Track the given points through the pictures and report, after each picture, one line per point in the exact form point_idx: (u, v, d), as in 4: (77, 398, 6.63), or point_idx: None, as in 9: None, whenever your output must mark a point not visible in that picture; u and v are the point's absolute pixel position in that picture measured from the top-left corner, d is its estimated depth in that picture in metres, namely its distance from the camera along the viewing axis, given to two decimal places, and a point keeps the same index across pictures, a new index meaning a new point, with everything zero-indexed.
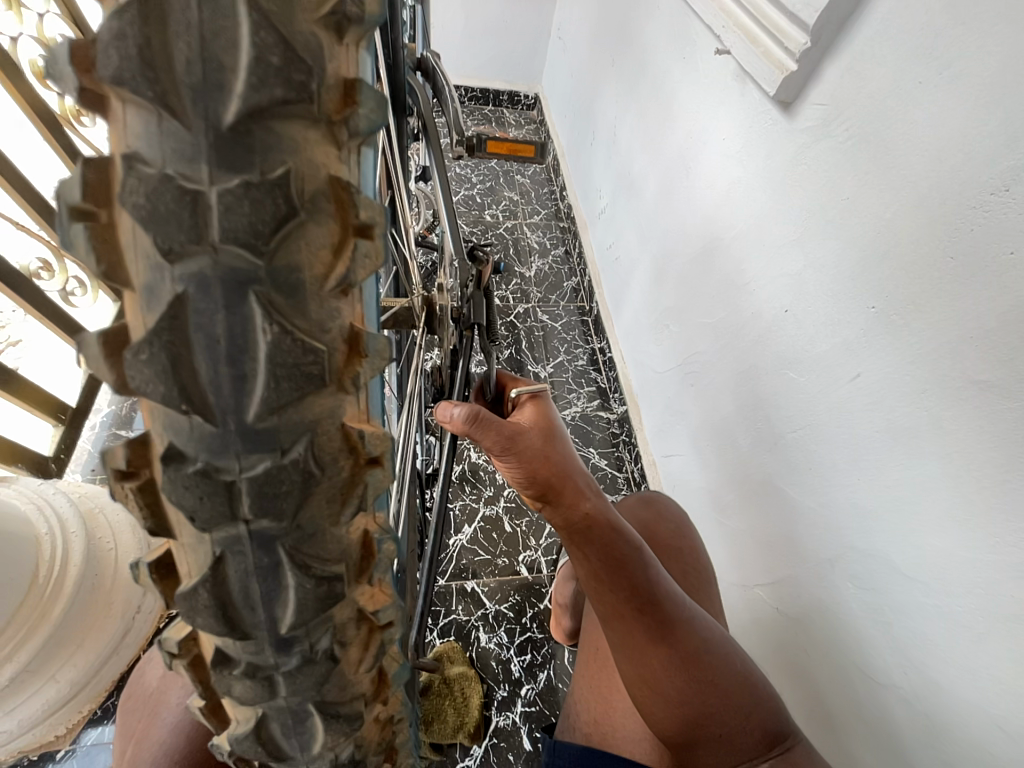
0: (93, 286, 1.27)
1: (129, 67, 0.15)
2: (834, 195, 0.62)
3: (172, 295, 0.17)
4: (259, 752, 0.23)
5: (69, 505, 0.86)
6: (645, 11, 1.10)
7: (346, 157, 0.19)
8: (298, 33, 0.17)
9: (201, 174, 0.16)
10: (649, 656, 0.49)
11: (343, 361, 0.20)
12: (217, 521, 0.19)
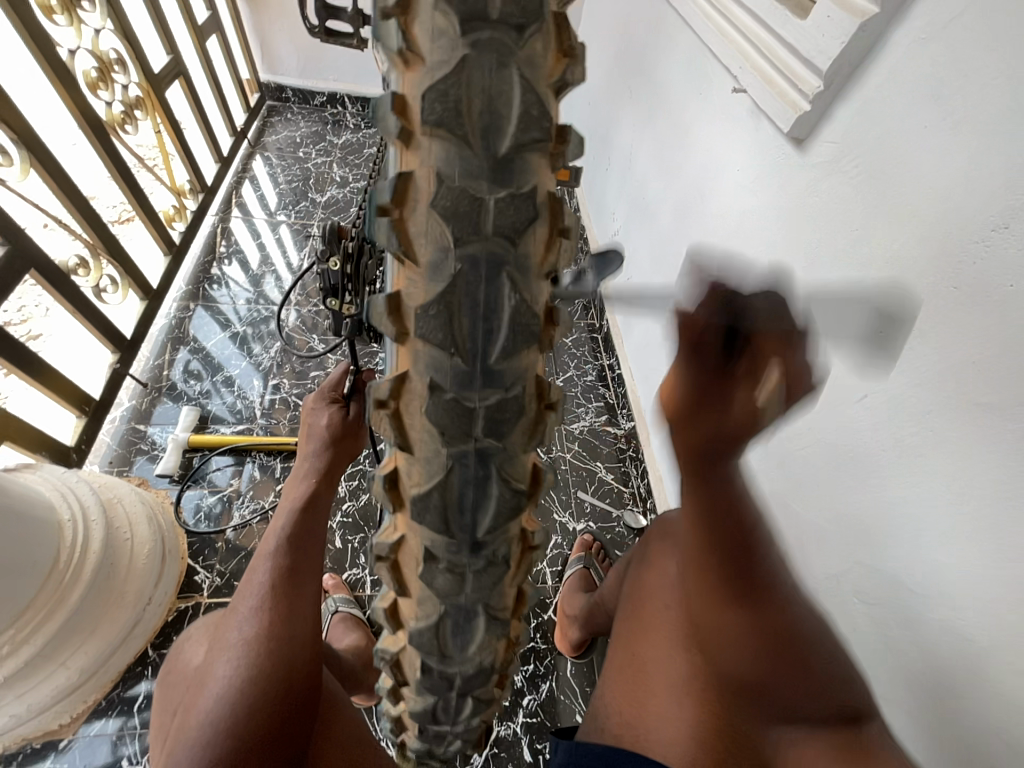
0: (124, 285, 1.33)
1: (446, 115, 0.20)
2: (845, 228, 0.68)
3: (452, 271, 0.22)
4: (436, 640, 0.31)
5: (91, 495, 1.03)
6: (662, 50, 1.19)
7: (555, 178, 0.23)
8: (542, 93, 0.21)
9: (482, 186, 0.21)
10: (726, 619, 0.49)
11: (545, 328, 0.25)
12: (453, 436, 0.25)
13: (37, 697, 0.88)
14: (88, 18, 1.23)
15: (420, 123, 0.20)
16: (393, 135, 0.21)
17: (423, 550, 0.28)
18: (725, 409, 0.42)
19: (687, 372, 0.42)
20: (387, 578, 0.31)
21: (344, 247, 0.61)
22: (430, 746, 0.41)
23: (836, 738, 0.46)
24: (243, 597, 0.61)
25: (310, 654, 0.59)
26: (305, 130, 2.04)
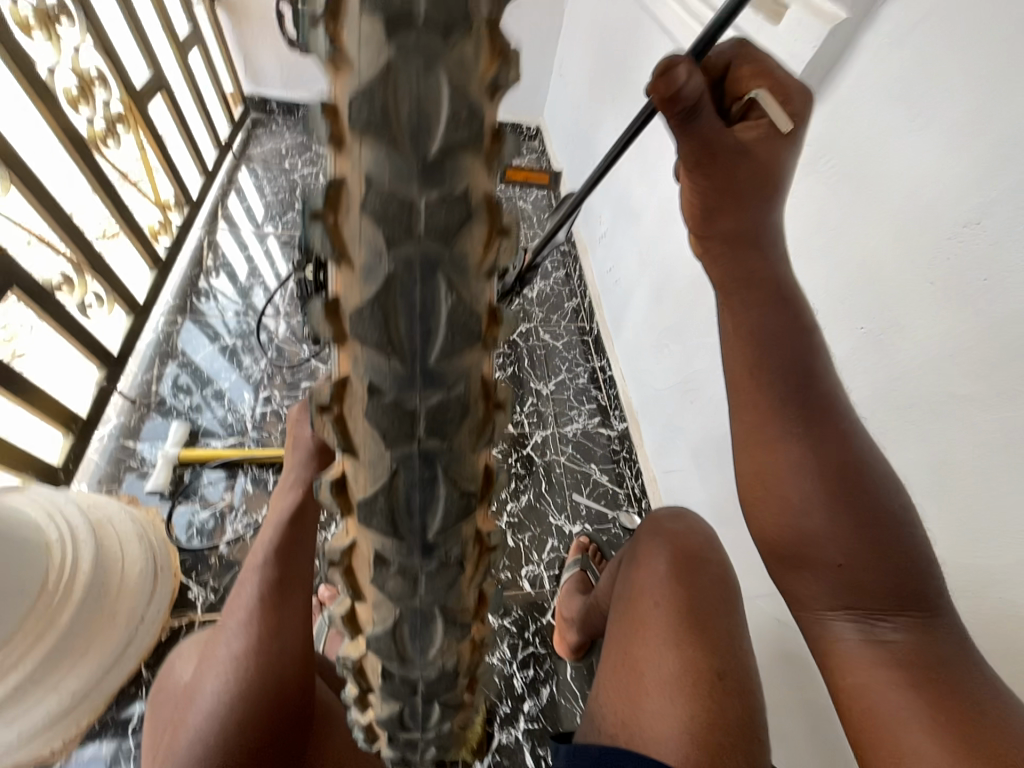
0: (110, 299, 1.32)
1: (371, 117, 0.20)
2: (822, 226, 0.69)
3: (385, 273, 0.22)
4: (394, 646, 0.31)
5: (79, 514, 1.00)
6: (642, 52, 1.20)
7: (495, 178, 0.23)
8: (474, 91, 0.20)
9: (412, 189, 0.21)
10: (780, 444, 0.50)
11: (487, 328, 0.25)
12: (397, 438, 0.25)
13: (28, 723, 0.87)
14: (67, 36, 1.22)
15: (347, 125, 0.20)
16: (323, 138, 0.21)
17: (374, 554, 0.28)
18: (747, 195, 0.49)
19: (702, 183, 0.48)
20: (343, 583, 0.31)
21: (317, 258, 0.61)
22: (404, 752, 0.41)
23: (904, 643, 0.46)
24: (234, 610, 0.61)
25: (299, 666, 0.58)
26: (290, 141, 2.04)
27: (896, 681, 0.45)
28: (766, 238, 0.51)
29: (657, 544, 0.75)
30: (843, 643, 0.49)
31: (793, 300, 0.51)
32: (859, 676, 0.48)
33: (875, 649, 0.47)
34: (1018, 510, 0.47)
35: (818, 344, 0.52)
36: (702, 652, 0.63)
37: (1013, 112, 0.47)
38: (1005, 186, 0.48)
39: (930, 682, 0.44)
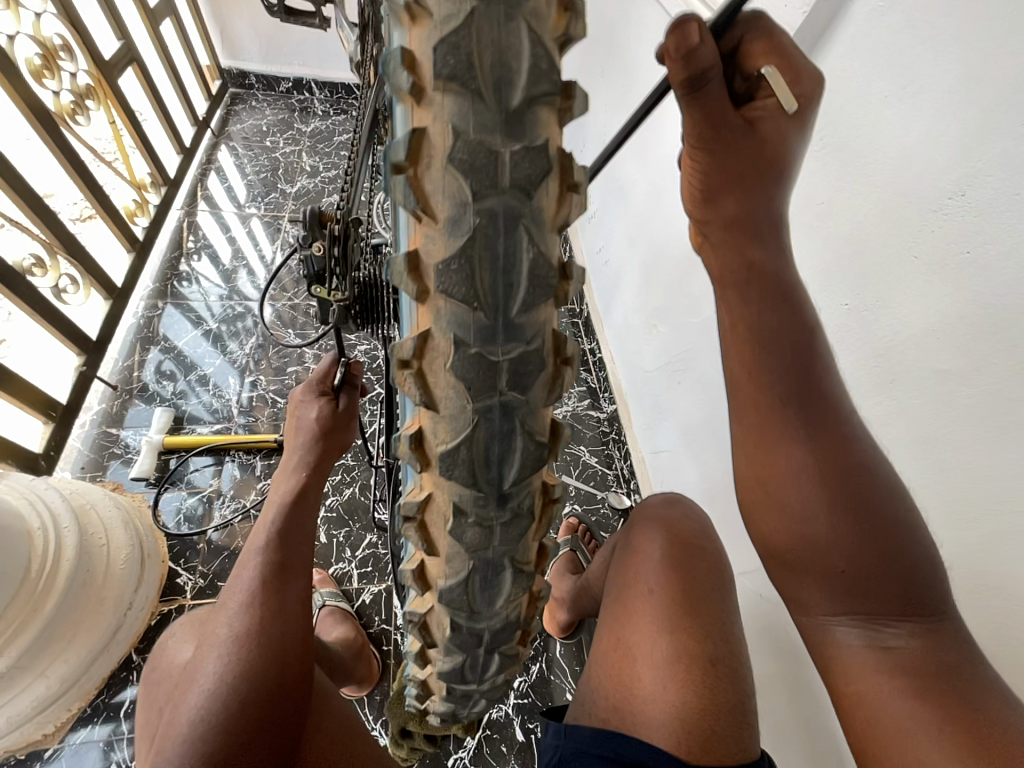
0: (86, 284, 1.27)
1: (458, 70, 0.21)
2: (812, 203, 0.70)
3: (471, 224, 0.22)
4: (465, 596, 0.32)
5: (61, 501, 0.99)
6: (633, 27, 1.18)
7: (565, 132, 0.24)
8: (548, 42, 0.21)
9: (498, 140, 0.22)
10: (783, 451, 0.47)
11: (560, 283, 0.26)
12: (479, 391, 0.26)
13: (18, 708, 0.87)
14: (27, 1, 1.16)
15: (433, 78, 0.21)
16: (404, 91, 0.21)
17: (451, 506, 0.29)
18: (751, 179, 0.47)
19: (706, 162, 0.46)
20: (415, 538, 0.31)
21: (328, 230, 0.58)
22: (455, 706, 0.42)
23: (910, 650, 0.45)
24: (234, 591, 0.61)
25: (300, 646, 0.59)
26: (270, 118, 1.95)
27: (896, 689, 0.44)
28: (766, 228, 0.49)
29: (649, 528, 0.77)
30: (844, 648, 0.48)
31: (794, 297, 0.48)
32: (860, 682, 0.47)
33: (877, 655, 0.46)
34: (995, 473, 0.50)
35: (820, 342, 0.49)
36: (694, 639, 0.66)
37: (1001, 82, 0.48)
38: (985, 163, 0.50)
39: (930, 687, 0.43)
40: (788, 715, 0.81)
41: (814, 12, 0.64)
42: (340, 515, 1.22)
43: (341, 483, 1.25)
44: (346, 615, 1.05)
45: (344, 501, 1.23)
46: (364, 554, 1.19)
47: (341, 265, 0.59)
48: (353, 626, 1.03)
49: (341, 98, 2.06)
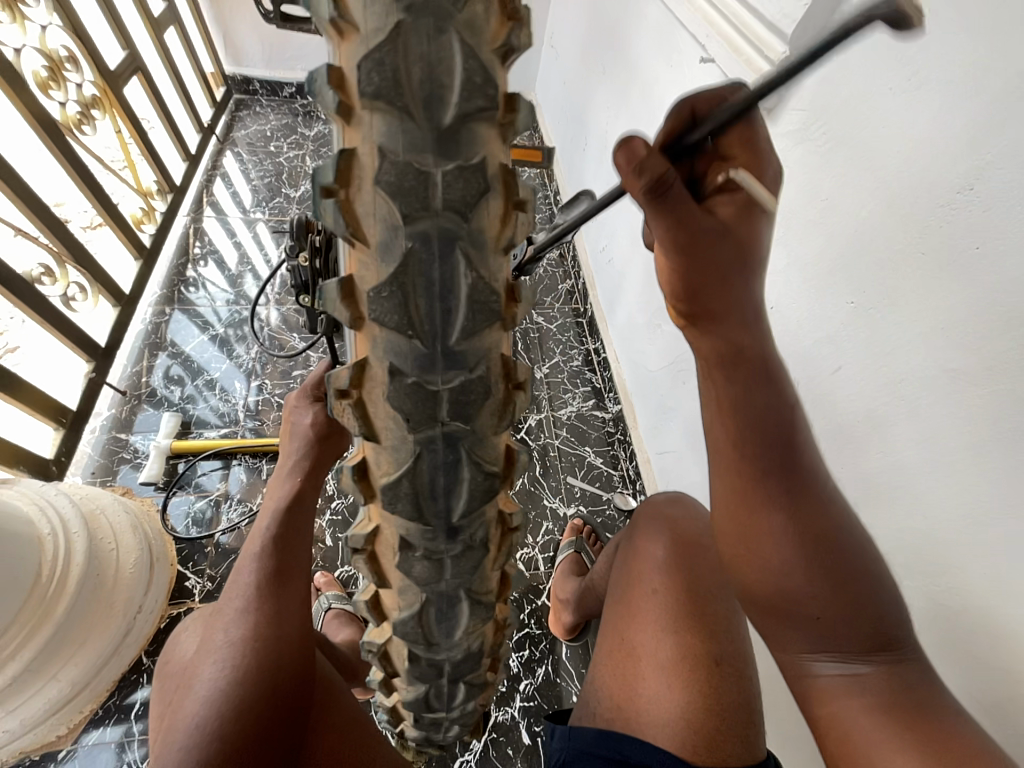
0: (94, 291, 1.29)
1: (385, 86, 0.21)
2: (815, 197, 0.68)
3: (403, 249, 0.24)
4: (420, 629, 0.34)
5: (71, 507, 1.01)
6: (633, 20, 1.16)
7: (506, 148, 0.25)
8: (487, 59, 0.22)
9: (428, 160, 0.23)
10: (763, 512, 0.46)
11: (506, 305, 0.27)
12: (420, 422, 0.27)
13: (30, 712, 0.88)
14: (32, 15, 1.17)
15: (358, 96, 0.22)
16: (333, 109, 0.23)
17: (398, 540, 0.31)
18: (726, 276, 0.44)
19: (682, 266, 0.43)
20: (366, 571, 0.34)
21: (311, 240, 0.59)
22: (428, 731, 0.44)
23: (879, 681, 0.44)
24: (231, 596, 0.61)
25: (296, 648, 0.59)
26: (275, 123, 1.97)
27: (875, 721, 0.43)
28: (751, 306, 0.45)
29: (653, 528, 0.76)
30: (821, 680, 0.46)
31: (772, 371, 0.46)
32: (839, 713, 0.45)
33: (852, 687, 0.45)
34: (1006, 479, 0.48)
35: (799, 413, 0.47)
36: (698, 637, 0.64)
37: (1010, 67, 0.46)
38: (996, 151, 0.47)
39: (912, 725, 0.42)
40: (793, 720, 0.79)
41: (815, 3, 0.63)
42: (345, 518, 1.22)
43: None
44: (352, 617, 1.05)
45: (349, 504, 1.23)
46: None
47: (323, 276, 0.59)
48: (358, 629, 1.03)
49: None
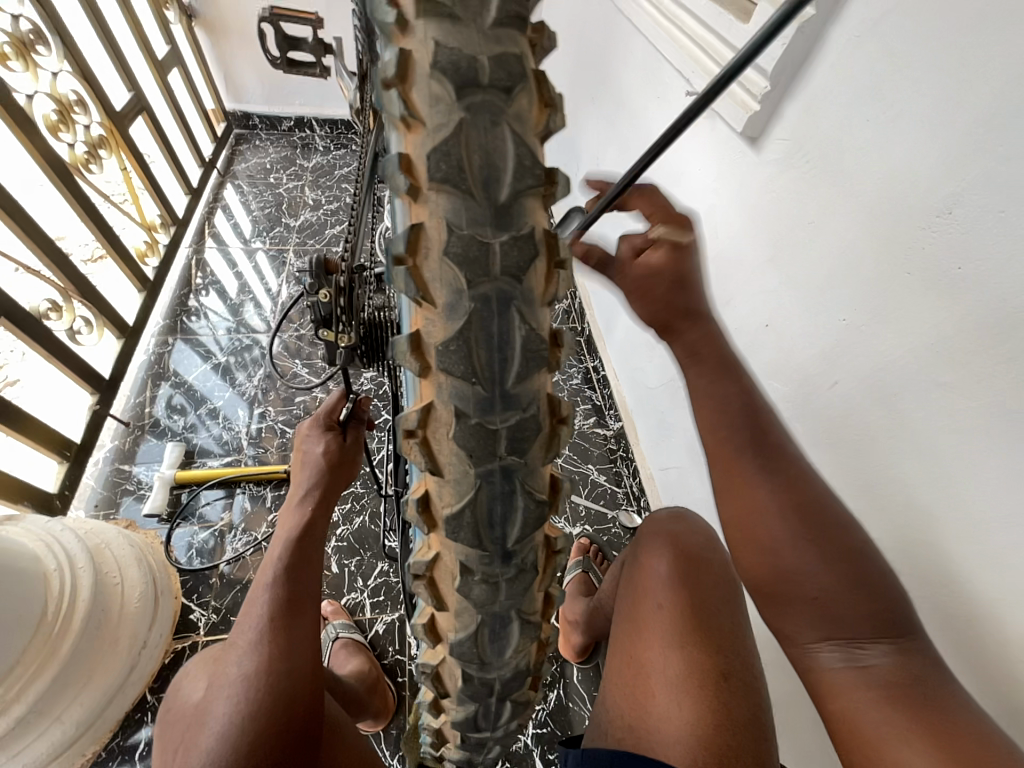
0: (99, 324, 1.31)
1: (451, 174, 0.27)
2: (802, 222, 0.72)
3: (467, 308, 0.29)
4: (473, 649, 0.37)
5: (77, 542, 1.01)
6: (619, 55, 1.23)
7: (548, 215, 0.31)
8: (534, 143, 0.29)
9: (487, 230, 0.28)
10: (753, 488, 0.52)
11: (552, 351, 0.32)
12: (480, 459, 0.32)
13: (33, 755, 0.87)
14: (44, 63, 1.23)
15: (427, 180, 0.27)
16: (403, 190, 0.28)
17: (458, 565, 0.35)
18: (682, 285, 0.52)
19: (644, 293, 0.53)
20: (425, 593, 0.37)
21: (334, 281, 0.62)
22: (470, 754, 0.46)
23: (890, 667, 0.47)
24: (243, 628, 0.61)
25: (308, 680, 0.59)
26: (274, 156, 2.03)
27: (885, 711, 0.45)
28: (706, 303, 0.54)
29: (655, 545, 0.76)
30: (827, 671, 0.49)
31: (735, 365, 0.54)
32: (848, 703, 0.48)
33: (857, 675, 0.48)
34: (1003, 486, 0.50)
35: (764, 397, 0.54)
36: (705, 653, 0.65)
37: (980, 102, 0.50)
38: (971, 177, 0.51)
39: (917, 709, 0.44)
40: (807, 733, 0.79)
41: (794, 43, 0.66)
42: (351, 545, 1.23)
43: (351, 511, 1.27)
44: (360, 647, 1.04)
45: (354, 530, 1.24)
46: (375, 583, 1.19)
47: (347, 313, 0.63)
48: (367, 658, 1.02)
49: (341, 134, 2.14)
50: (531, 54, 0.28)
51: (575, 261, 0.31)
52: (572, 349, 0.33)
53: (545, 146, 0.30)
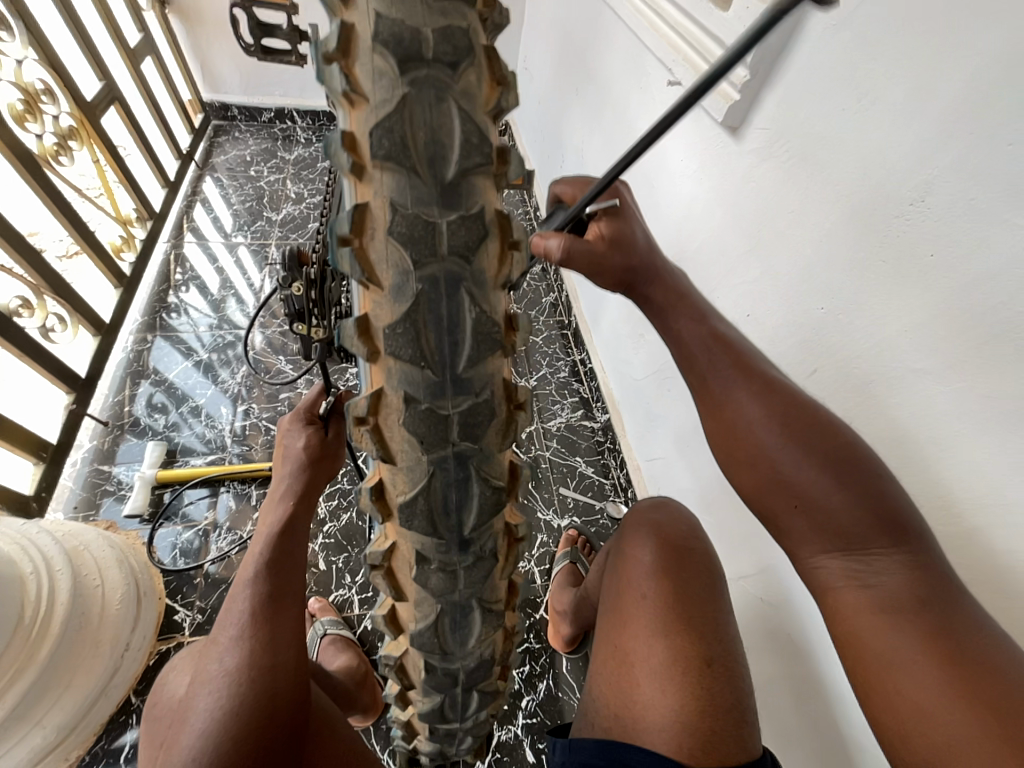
0: (74, 321, 1.27)
1: (394, 152, 0.27)
2: (781, 211, 0.73)
3: (414, 290, 0.28)
4: (434, 640, 0.37)
5: (55, 545, 0.99)
6: (603, 46, 1.21)
7: (500, 195, 0.31)
8: (482, 121, 0.28)
9: (434, 211, 0.28)
10: (729, 398, 0.55)
11: (505, 335, 0.32)
12: (432, 445, 0.32)
13: (14, 761, 0.85)
14: (8, 50, 1.18)
15: (370, 158, 0.27)
16: (347, 169, 0.27)
17: (414, 554, 0.35)
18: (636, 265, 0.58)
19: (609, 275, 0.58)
20: (384, 585, 0.37)
21: (306, 273, 0.62)
22: (441, 745, 0.46)
23: (898, 580, 0.48)
24: (224, 625, 0.60)
25: (291, 674, 0.59)
26: (254, 148, 1.98)
27: (898, 628, 0.46)
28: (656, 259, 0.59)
29: (639, 534, 0.77)
30: (837, 591, 0.51)
31: (691, 297, 0.59)
32: (856, 618, 0.49)
33: (863, 591, 0.49)
34: (972, 470, 0.51)
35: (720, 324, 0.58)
36: (688, 641, 0.66)
37: (951, 91, 0.50)
38: (946, 164, 0.51)
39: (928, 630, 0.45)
40: (789, 712, 0.81)
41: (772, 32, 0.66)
42: (339, 541, 1.22)
43: (338, 507, 1.25)
44: (348, 643, 1.03)
45: (342, 526, 1.23)
46: (363, 579, 1.18)
47: (319, 306, 0.62)
48: (355, 653, 1.01)
49: (323, 125, 2.10)
50: (480, 30, 0.28)
51: (529, 243, 0.31)
52: (528, 333, 0.33)
53: (495, 124, 0.30)
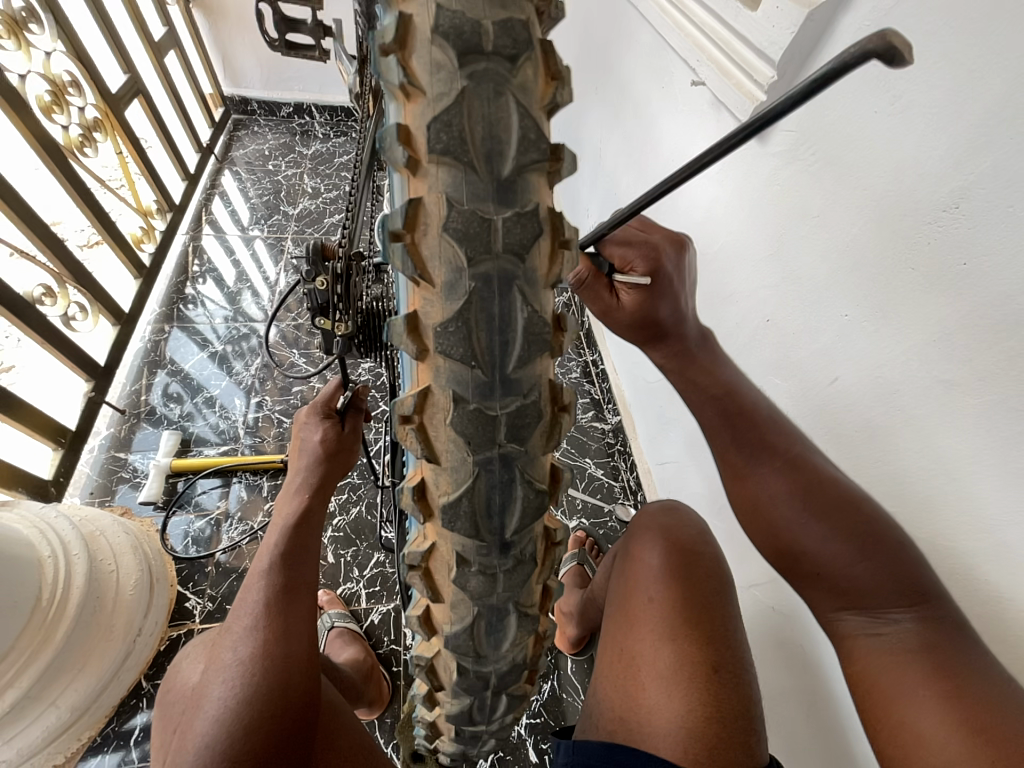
0: (94, 310, 1.29)
1: (452, 147, 0.26)
2: (806, 214, 0.71)
3: (467, 288, 0.28)
4: (469, 642, 0.37)
5: (71, 529, 1.00)
6: (624, 44, 1.20)
7: (553, 193, 0.30)
8: (539, 116, 0.28)
9: (490, 207, 0.27)
10: (748, 468, 0.59)
11: (554, 336, 0.32)
12: (478, 445, 0.31)
13: (27, 740, 0.87)
14: (36, 41, 1.19)
15: (427, 153, 0.27)
16: (402, 163, 0.27)
17: (455, 554, 0.34)
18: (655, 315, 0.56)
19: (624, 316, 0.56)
20: (421, 585, 0.36)
21: (331, 267, 0.61)
22: (464, 746, 0.46)
23: (913, 634, 0.48)
24: (240, 614, 0.61)
25: (305, 666, 0.59)
26: (273, 142, 1.99)
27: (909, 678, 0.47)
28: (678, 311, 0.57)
29: (648, 537, 0.76)
30: (857, 646, 0.52)
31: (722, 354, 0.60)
32: (870, 668, 0.50)
33: (880, 646, 0.50)
34: (1001, 487, 0.50)
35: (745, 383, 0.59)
36: (696, 647, 0.64)
37: (990, 93, 0.48)
38: (983, 169, 0.49)
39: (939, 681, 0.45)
40: (798, 724, 0.80)
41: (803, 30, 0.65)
42: (348, 535, 1.22)
43: (347, 501, 1.26)
44: (355, 637, 1.04)
45: (351, 520, 1.23)
46: (371, 573, 1.19)
47: (344, 300, 0.62)
48: (362, 647, 1.02)
49: (340, 121, 2.10)
50: (537, 23, 0.27)
51: (580, 243, 0.31)
52: (576, 334, 0.33)
53: (550, 121, 0.29)
